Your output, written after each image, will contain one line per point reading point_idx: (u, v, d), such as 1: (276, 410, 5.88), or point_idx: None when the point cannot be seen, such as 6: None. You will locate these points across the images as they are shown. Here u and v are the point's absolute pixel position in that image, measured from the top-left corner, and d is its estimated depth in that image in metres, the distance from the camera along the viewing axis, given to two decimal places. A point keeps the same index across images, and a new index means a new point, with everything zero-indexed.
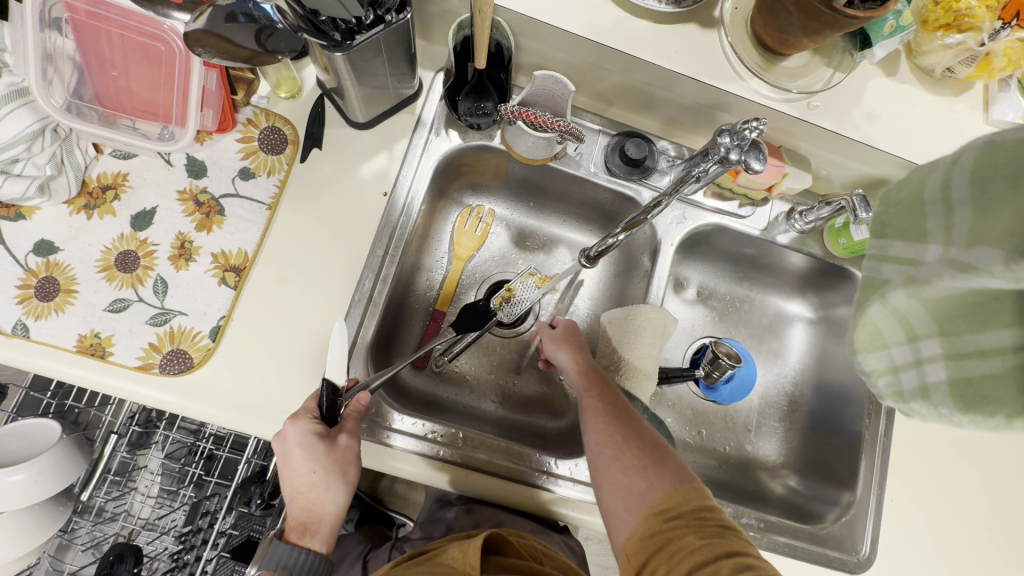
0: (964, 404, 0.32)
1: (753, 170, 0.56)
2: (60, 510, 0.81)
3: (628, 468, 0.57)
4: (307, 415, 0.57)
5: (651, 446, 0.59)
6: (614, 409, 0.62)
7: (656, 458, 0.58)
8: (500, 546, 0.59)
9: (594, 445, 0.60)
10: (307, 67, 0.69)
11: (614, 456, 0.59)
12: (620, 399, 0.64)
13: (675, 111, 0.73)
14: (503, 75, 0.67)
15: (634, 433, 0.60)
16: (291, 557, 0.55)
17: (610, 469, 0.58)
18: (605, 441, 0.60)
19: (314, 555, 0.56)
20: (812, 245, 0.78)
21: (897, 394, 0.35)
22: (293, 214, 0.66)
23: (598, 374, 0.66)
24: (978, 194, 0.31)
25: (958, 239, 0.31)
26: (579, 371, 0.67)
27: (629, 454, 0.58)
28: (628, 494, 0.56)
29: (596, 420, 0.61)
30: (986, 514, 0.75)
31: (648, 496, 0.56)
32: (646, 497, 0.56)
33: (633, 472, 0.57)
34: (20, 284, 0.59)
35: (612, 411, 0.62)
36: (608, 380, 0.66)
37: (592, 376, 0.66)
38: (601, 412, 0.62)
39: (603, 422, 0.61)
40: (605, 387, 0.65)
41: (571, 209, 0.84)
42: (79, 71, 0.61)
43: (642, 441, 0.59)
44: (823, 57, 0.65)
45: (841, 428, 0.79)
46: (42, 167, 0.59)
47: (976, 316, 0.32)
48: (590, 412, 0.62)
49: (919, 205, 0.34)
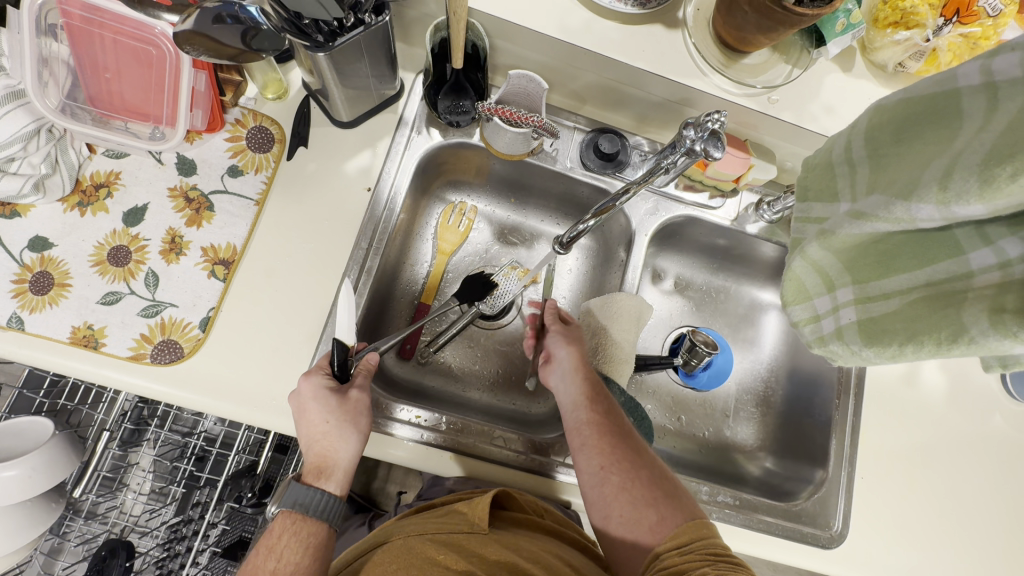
0: (868, 339, 0.42)
1: (713, 159, 0.58)
2: (53, 506, 0.82)
3: (636, 501, 0.60)
4: (319, 371, 0.61)
5: (658, 477, 0.62)
6: (618, 435, 0.64)
7: (664, 491, 0.61)
8: (506, 501, 0.63)
9: (599, 471, 0.62)
10: (293, 69, 0.73)
11: (621, 486, 0.61)
12: (622, 422, 0.66)
13: (645, 107, 0.77)
14: (480, 75, 0.70)
15: (640, 463, 0.63)
16: (308, 496, 0.57)
17: (619, 500, 0.60)
18: (612, 468, 0.62)
19: (330, 497, 0.57)
20: (781, 234, 0.82)
21: (819, 337, 0.47)
22: (280, 208, 0.69)
23: (601, 391, 0.68)
24: (871, 151, 0.40)
25: (862, 188, 0.41)
26: (581, 383, 0.68)
27: (638, 486, 0.61)
28: (637, 526, 0.59)
29: (601, 444, 0.63)
30: (955, 489, 0.78)
31: (657, 530, 0.58)
32: (656, 531, 0.58)
33: (642, 504, 0.60)
34: (16, 279, 0.62)
35: (617, 436, 0.64)
36: (609, 399, 0.68)
37: (594, 392, 0.67)
38: (606, 436, 0.64)
39: (608, 446, 0.63)
40: (608, 408, 0.66)
41: (550, 204, 0.87)
42: (74, 75, 0.63)
43: (650, 473, 0.62)
44: (781, 54, 0.69)
45: (816, 411, 0.82)
46: (36, 166, 0.62)
47: (878, 265, 0.41)
48: (592, 433, 0.64)
49: (831, 167, 0.44)
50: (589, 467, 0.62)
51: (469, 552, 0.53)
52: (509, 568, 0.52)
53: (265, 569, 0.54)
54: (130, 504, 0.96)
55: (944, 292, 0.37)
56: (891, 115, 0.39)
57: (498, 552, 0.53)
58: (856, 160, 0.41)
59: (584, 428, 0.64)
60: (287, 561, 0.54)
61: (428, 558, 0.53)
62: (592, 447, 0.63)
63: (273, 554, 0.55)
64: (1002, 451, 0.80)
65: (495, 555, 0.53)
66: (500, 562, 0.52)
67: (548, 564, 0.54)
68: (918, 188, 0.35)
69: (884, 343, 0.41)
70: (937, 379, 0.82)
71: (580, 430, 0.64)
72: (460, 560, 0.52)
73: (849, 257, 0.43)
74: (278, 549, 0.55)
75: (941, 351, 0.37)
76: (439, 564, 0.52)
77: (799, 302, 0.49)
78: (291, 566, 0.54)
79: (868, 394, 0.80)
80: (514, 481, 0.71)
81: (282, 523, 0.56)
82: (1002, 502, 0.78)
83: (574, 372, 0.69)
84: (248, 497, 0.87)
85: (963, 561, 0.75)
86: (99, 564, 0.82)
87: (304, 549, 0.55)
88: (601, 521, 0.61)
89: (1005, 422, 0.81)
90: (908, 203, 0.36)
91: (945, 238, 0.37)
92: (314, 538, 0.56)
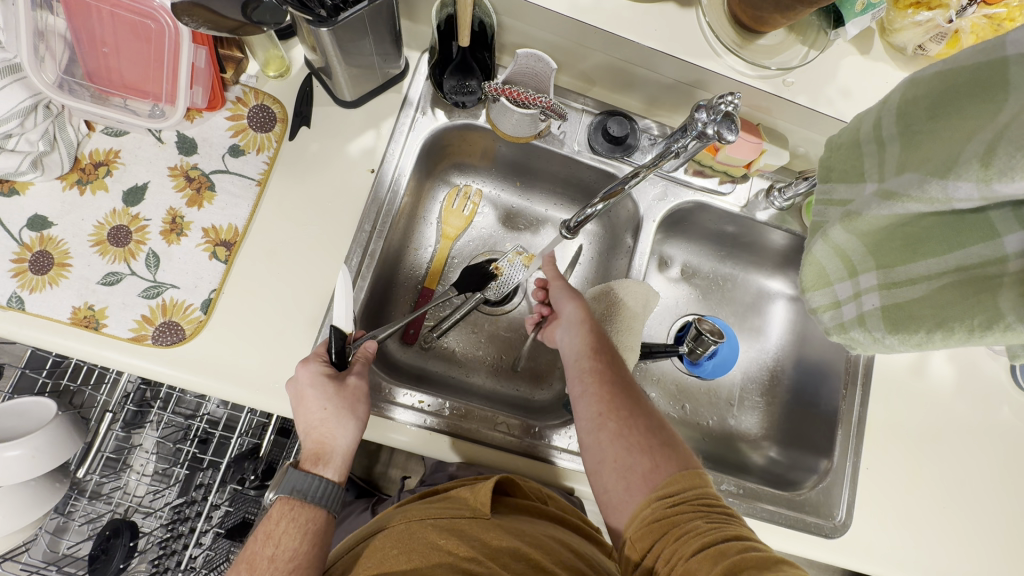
0: (893, 327, 0.41)
1: (727, 142, 0.56)
2: (56, 487, 0.82)
3: (632, 447, 0.59)
4: (317, 359, 0.60)
5: (657, 428, 0.61)
6: (619, 385, 0.64)
7: (661, 441, 0.60)
8: (509, 488, 0.62)
9: (597, 417, 0.62)
10: (295, 47, 0.71)
11: (618, 433, 0.60)
12: (624, 374, 0.65)
13: (656, 89, 0.75)
14: (487, 55, 0.69)
15: (639, 413, 0.62)
16: (306, 483, 0.56)
17: (614, 445, 0.60)
18: (610, 415, 0.61)
19: (328, 483, 0.57)
20: (791, 221, 0.80)
21: (840, 325, 0.46)
22: (281, 189, 0.68)
23: (605, 343, 0.67)
24: (902, 130, 0.39)
25: (890, 172, 0.39)
26: (586, 335, 0.67)
27: (634, 434, 0.60)
28: (631, 473, 0.58)
29: (601, 392, 0.63)
30: (959, 478, 0.77)
31: (651, 477, 0.57)
32: (650, 478, 0.57)
33: (637, 452, 0.59)
34: (15, 258, 0.61)
35: (618, 387, 0.63)
36: (614, 352, 0.67)
37: (599, 344, 0.67)
38: (607, 385, 0.63)
39: (607, 394, 0.63)
40: (612, 359, 0.66)
41: (557, 188, 0.85)
42: (71, 50, 0.62)
43: (648, 424, 0.61)
44: (798, 36, 0.67)
45: (822, 401, 0.81)
46: (34, 143, 0.61)
47: (906, 250, 0.40)
48: (593, 381, 0.64)
49: (857, 145, 0.43)
50: (588, 413, 0.63)
51: (471, 537, 0.53)
52: (513, 552, 0.52)
53: (263, 555, 0.54)
54: (134, 485, 0.96)
55: (984, 277, 0.36)
56: (928, 91, 0.38)
57: (500, 537, 0.53)
58: (884, 138, 0.40)
59: (585, 376, 0.64)
60: (285, 548, 0.54)
61: (431, 543, 0.53)
62: (591, 394, 0.63)
63: (270, 541, 0.54)
64: (1007, 442, 0.80)
65: (498, 541, 0.53)
66: (503, 547, 0.52)
67: (551, 550, 0.54)
68: (956, 166, 0.35)
69: (911, 329, 0.40)
70: (945, 370, 0.81)
71: (581, 378, 0.64)
72: (462, 545, 0.52)
73: (874, 242, 0.42)
74: (276, 536, 0.55)
75: (971, 339, 0.37)
76: (442, 549, 0.52)
77: (819, 289, 0.48)
78: (290, 552, 0.54)
79: (874, 385, 0.79)
80: (516, 468, 0.70)
81: (280, 510, 0.56)
82: (1006, 493, 0.78)
83: (579, 326, 0.68)
84: (252, 479, 0.88)
85: (965, 553, 0.74)
86: (104, 543, 0.83)
87: (302, 535, 0.55)
88: (595, 467, 0.61)
89: (1012, 414, 0.81)
90: (944, 180, 0.35)
91: (978, 220, 0.36)
92: (312, 524, 0.56)
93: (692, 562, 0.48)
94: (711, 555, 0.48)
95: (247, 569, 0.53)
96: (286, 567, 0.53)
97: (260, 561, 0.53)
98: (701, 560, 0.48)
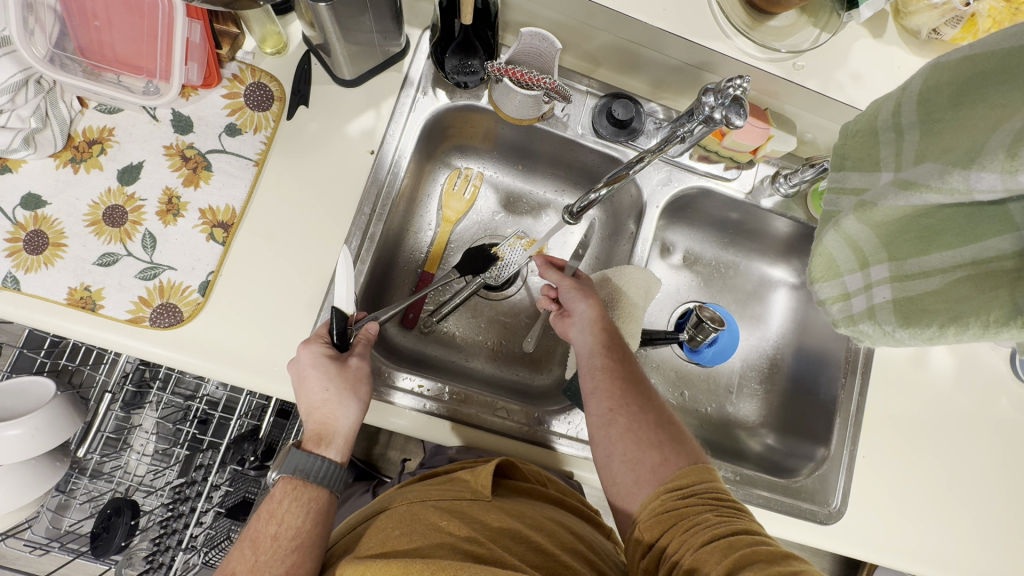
0: (904, 321, 0.40)
1: (735, 127, 0.55)
2: (57, 465, 0.82)
3: (641, 441, 0.59)
4: (319, 340, 0.60)
5: (666, 423, 0.61)
6: (630, 382, 0.64)
7: (670, 435, 0.60)
8: (509, 470, 0.62)
9: (607, 413, 0.61)
10: (292, 23, 0.69)
11: (628, 427, 0.60)
12: (636, 372, 0.65)
13: (663, 71, 0.73)
14: (490, 33, 0.67)
15: (649, 408, 0.62)
16: (308, 463, 0.57)
17: (624, 440, 0.60)
18: (620, 411, 0.61)
19: (331, 464, 0.57)
20: (796, 209, 0.79)
21: (848, 317, 0.45)
22: (280, 169, 0.67)
23: (617, 343, 0.67)
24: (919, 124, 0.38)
25: (907, 162, 0.39)
26: (599, 334, 0.67)
27: (644, 429, 0.60)
28: (640, 466, 0.58)
29: (611, 388, 0.63)
30: (955, 468, 0.78)
31: (660, 470, 0.58)
32: (658, 472, 0.57)
33: (646, 445, 0.59)
34: (9, 237, 0.60)
35: (628, 384, 0.64)
36: (625, 351, 0.67)
37: (611, 343, 0.67)
38: (618, 382, 0.63)
39: (619, 391, 0.62)
40: (623, 357, 0.66)
41: (559, 173, 0.84)
42: (61, 22, 0.60)
43: (658, 419, 0.62)
44: (810, 17, 0.65)
45: (821, 389, 0.81)
46: (26, 119, 0.59)
47: (920, 243, 0.39)
48: (605, 378, 0.64)
49: (875, 135, 0.43)
50: (598, 409, 0.62)
51: (473, 519, 0.53)
52: (513, 534, 0.52)
53: (266, 533, 0.54)
54: (135, 465, 0.97)
55: (992, 272, 0.35)
56: (954, 76, 0.37)
57: (501, 519, 0.53)
58: (904, 126, 0.40)
59: (598, 373, 0.64)
60: (288, 526, 0.55)
61: (432, 525, 0.52)
62: (602, 391, 0.63)
63: (274, 519, 0.55)
64: (1003, 432, 0.80)
65: (499, 522, 0.53)
66: (503, 529, 0.52)
67: (552, 533, 0.55)
68: (981, 155, 0.34)
69: (924, 323, 0.39)
70: (946, 360, 0.81)
71: (593, 375, 0.64)
72: (463, 526, 0.52)
73: (887, 233, 0.42)
74: (279, 514, 0.55)
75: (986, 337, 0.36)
76: (443, 530, 0.51)
77: (828, 280, 0.47)
78: (293, 531, 0.54)
79: (874, 374, 0.79)
80: (516, 454, 0.70)
81: (283, 490, 0.56)
82: (1001, 483, 0.78)
83: (592, 324, 0.68)
84: (252, 459, 0.89)
85: (958, 542, 0.75)
86: (106, 521, 0.83)
87: (305, 514, 0.56)
88: (603, 459, 0.61)
89: (1010, 405, 0.81)
90: (967, 171, 0.34)
91: (997, 213, 0.35)
92: (315, 504, 0.56)
93: (698, 555, 0.49)
94: (721, 547, 0.49)
95: (251, 547, 0.54)
96: (289, 544, 0.54)
97: (263, 538, 0.54)
98: (710, 551, 0.49)
